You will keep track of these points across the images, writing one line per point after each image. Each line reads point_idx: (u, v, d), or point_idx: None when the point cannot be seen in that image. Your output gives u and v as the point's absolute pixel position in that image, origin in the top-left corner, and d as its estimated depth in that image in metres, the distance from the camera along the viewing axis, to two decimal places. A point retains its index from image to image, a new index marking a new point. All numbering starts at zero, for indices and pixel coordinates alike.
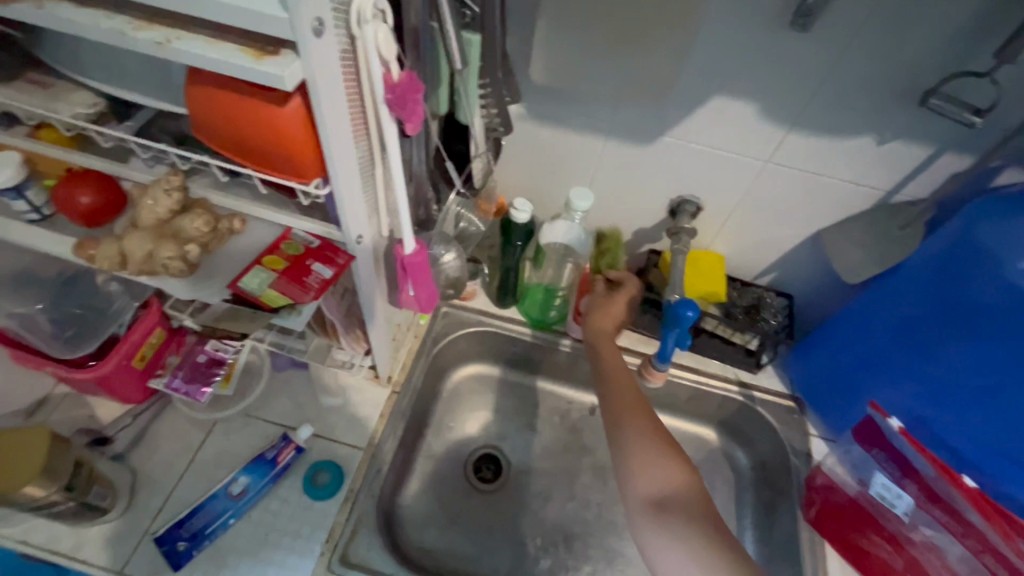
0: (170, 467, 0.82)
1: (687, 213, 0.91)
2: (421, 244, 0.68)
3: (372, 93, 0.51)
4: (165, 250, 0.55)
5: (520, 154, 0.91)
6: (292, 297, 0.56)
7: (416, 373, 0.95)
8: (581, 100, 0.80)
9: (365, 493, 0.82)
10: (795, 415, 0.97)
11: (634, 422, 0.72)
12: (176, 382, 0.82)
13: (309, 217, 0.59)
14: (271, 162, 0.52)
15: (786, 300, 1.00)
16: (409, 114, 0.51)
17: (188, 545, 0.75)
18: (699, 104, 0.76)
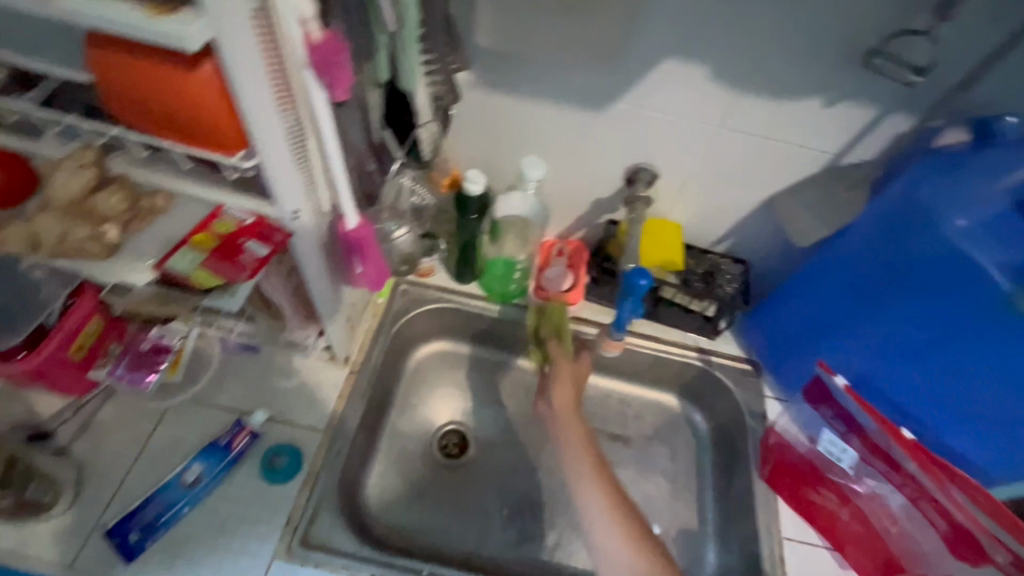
0: (118, 458, 0.79)
1: (643, 180, 0.89)
2: (364, 220, 0.66)
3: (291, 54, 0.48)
4: (79, 233, 0.52)
5: (471, 125, 0.88)
6: (224, 277, 0.55)
7: (374, 353, 0.93)
8: (531, 66, 0.78)
9: (325, 475, 0.81)
10: (751, 378, 0.99)
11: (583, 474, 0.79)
12: (118, 372, 0.78)
13: (242, 191, 0.56)
14: (190, 133, 0.49)
15: (742, 267, 1.01)
16: (336, 79, 0.49)
17: (141, 536, 0.73)
18: (651, 67, 0.75)
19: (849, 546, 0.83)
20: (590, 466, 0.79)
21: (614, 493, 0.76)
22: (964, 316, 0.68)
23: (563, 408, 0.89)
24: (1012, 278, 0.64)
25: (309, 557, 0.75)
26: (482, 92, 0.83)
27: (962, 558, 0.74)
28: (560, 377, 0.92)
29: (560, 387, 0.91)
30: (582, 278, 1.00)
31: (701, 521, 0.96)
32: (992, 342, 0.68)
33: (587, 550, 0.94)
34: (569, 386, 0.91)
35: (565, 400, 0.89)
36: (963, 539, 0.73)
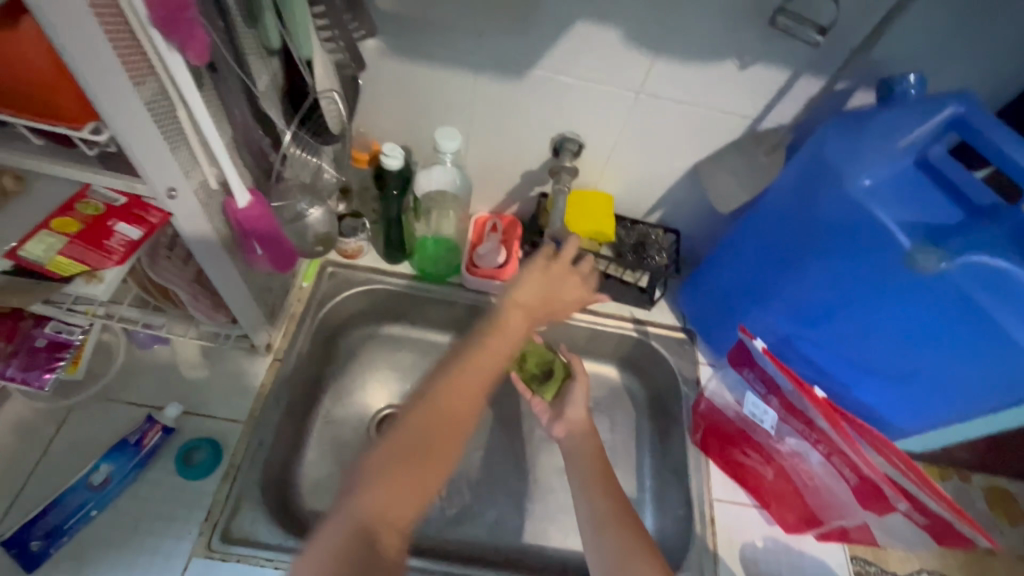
0: (16, 463, 0.74)
1: (569, 151, 0.88)
2: (256, 196, 0.63)
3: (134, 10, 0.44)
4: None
5: (388, 97, 0.84)
6: (89, 263, 0.51)
7: (301, 338, 0.90)
8: (441, 32, 0.74)
9: (247, 467, 0.78)
10: (686, 346, 1.02)
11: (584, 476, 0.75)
12: (8, 372, 0.70)
13: (109, 167, 0.51)
14: (30, 103, 0.44)
15: (673, 237, 1.01)
16: (187, 34, 0.46)
17: (44, 543, 0.69)
18: (564, 30, 0.72)
19: (774, 502, 0.86)
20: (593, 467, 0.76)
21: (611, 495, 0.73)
22: (871, 274, 0.69)
23: (579, 424, 0.82)
24: (913, 234, 0.65)
25: (230, 552, 0.72)
26: (395, 61, 0.78)
27: (870, 510, 0.75)
28: (575, 394, 0.84)
29: (576, 407, 0.83)
30: (516, 253, 1.00)
31: (639, 489, 0.98)
32: (896, 297, 0.68)
33: (529, 524, 0.94)
34: (583, 401, 0.84)
35: (579, 417, 0.83)
36: (873, 493, 0.74)
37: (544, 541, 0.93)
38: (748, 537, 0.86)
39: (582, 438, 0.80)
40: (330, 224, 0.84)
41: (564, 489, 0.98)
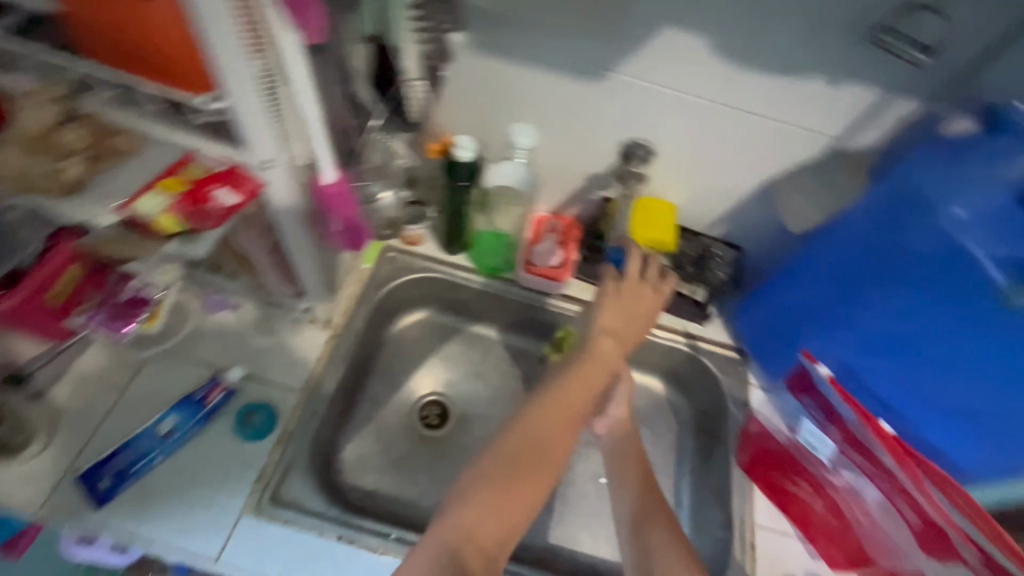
0: (93, 407, 0.79)
1: (638, 157, 0.86)
2: (341, 174, 0.64)
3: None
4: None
5: (465, 91, 0.85)
6: (191, 222, 0.54)
7: (358, 318, 0.93)
8: (526, 31, 0.74)
9: (299, 435, 0.81)
10: (736, 365, 0.99)
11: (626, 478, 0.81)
12: (98, 318, 0.78)
13: (214, 136, 0.55)
14: (159, 68, 0.48)
15: (736, 253, 0.99)
16: (308, 21, 0.50)
17: (112, 483, 0.74)
18: (650, 36, 0.72)
19: (822, 537, 0.83)
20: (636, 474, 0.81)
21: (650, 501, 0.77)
22: (956, 309, 0.66)
23: (618, 423, 0.86)
24: (1008, 271, 0.62)
25: (277, 514, 0.75)
26: (477, 56, 0.80)
27: (932, 558, 0.69)
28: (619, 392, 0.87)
29: (618, 406, 0.86)
30: (573, 255, 1.00)
31: (675, 506, 0.96)
32: (982, 336, 0.65)
33: (561, 526, 0.94)
34: (625, 401, 0.86)
35: (620, 415, 0.86)
36: (936, 538, 0.68)
37: (573, 545, 0.93)
38: (788, 569, 0.83)
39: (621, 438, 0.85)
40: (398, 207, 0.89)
41: (598, 496, 0.97)
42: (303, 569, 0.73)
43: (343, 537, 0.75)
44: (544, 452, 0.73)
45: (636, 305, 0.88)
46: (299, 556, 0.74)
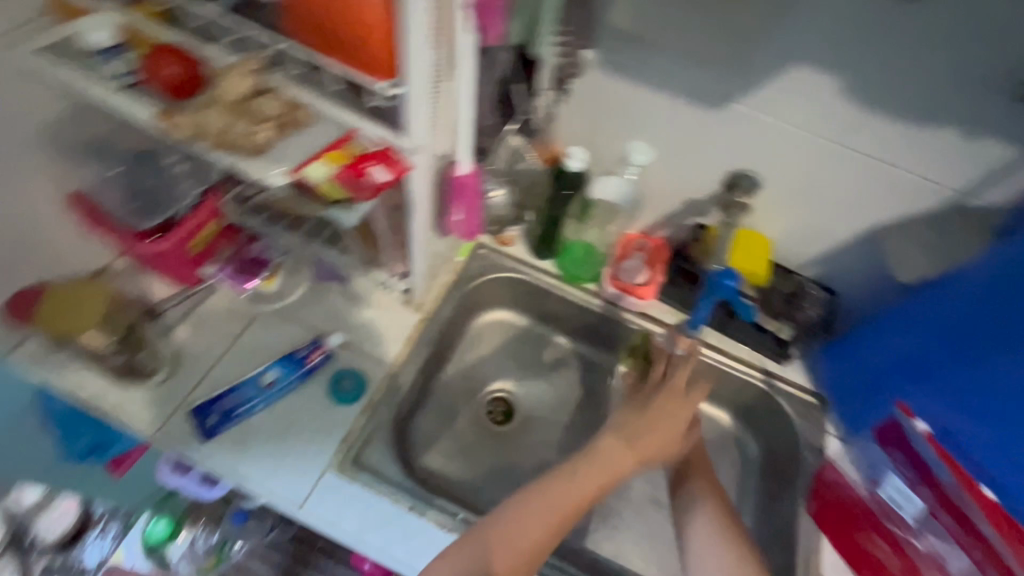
0: (209, 349, 0.87)
1: (743, 187, 0.87)
2: (474, 167, 0.71)
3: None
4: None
5: (584, 106, 0.89)
6: (351, 191, 0.60)
7: (448, 306, 0.98)
8: (656, 53, 0.78)
9: (384, 406, 0.86)
10: (815, 411, 0.97)
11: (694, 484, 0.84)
12: (225, 271, 0.88)
13: (377, 120, 0.60)
14: (352, 54, 0.54)
15: (829, 296, 0.96)
16: (490, 23, 0.55)
17: (219, 420, 0.81)
18: (779, 71, 0.74)
19: None
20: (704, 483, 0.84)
21: (719, 516, 0.80)
22: None
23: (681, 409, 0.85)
24: None
25: (358, 475, 0.80)
26: (603, 73, 0.84)
27: None
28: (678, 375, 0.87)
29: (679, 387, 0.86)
30: (659, 275, 1.01)
31: None
32: None
33: (613, 539, 0.95)
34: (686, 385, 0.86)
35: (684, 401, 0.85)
36: None
37: (622, 560, 0.94)
38: None
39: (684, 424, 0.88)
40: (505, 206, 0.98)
41: (652, 517, 0.98)
42: (376, 530, 0.78)
43: (414, 507, 0.79)
44: (530, 545, 0.70)
45: (658, 412, 0.83)
46: (374, 517, 0.78)
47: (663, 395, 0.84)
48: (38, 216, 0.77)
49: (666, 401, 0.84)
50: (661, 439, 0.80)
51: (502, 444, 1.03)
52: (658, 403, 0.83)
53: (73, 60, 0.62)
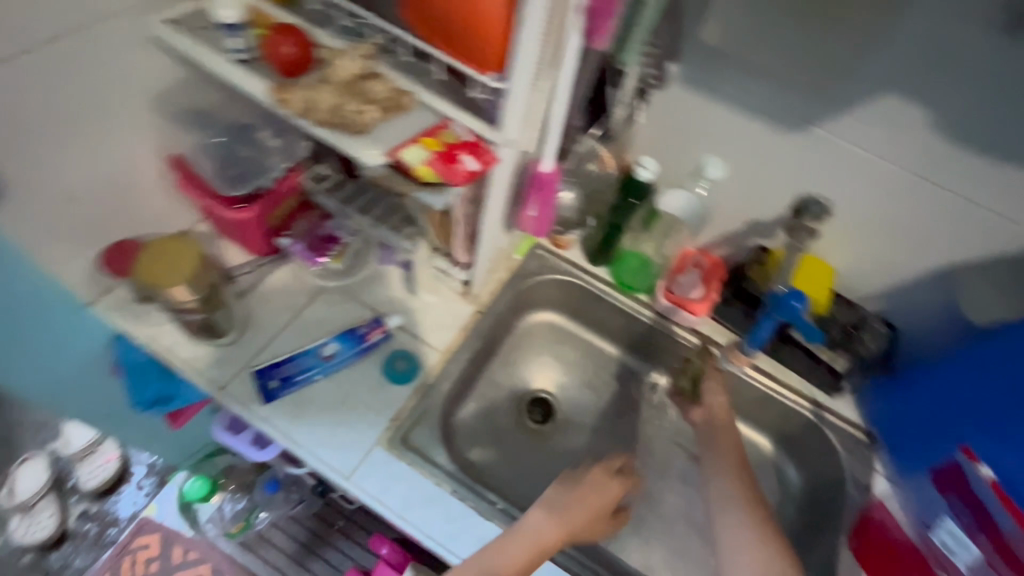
0: (276, 317, 0.91)
1: (812, 214, 0.85)
2: (555, 166, 0.72)
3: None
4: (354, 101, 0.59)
5: (660, 118, 0.91)
6: (442, 177, 0.61)
7: (501, 301, 1.00)
8: (740, 71, 0.79)
9: (435, 391, 0.89)
10: (863, 448, 0.95)
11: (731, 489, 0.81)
12: (297, 246, 0.91)
13: (472, 112, 0.63)
14: (464, 47, 0.56)
15: (888, 330, 0.95)
16: (601, 28, 0.56)
17: (279, 385, 0.84)
18: (866, 98, 0.73)
19: None
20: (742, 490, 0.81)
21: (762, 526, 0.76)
22: None
23: (719, 411, 0.92)
24: None
25: (405, 455, 0.83)
26: (684, 87, 0.85)
27: None
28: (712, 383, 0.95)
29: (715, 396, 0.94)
30: (713, 295, 1.00)
31: None
32: None
33: (643, 551, 0.96)
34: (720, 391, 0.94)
35: (719, 406, 0.93)
36: None
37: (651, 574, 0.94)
38: None
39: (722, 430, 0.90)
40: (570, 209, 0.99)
41: (685, 534, 0.98)
42: (418, 509, 0.80)
43: (456, 492, 0.81)
44: None
45: (590, 488, 0.81)
46: (418, 496, 0.81)
47: (593, 471, 0.83)
48: (139, 176, 0.83)
49: (596, 476, 0.83)
50: (587, 511, 0.79)
51: (541, 444, 1.04)
52: (588, 479, 0.82)
53: (202, 35, 0.68)
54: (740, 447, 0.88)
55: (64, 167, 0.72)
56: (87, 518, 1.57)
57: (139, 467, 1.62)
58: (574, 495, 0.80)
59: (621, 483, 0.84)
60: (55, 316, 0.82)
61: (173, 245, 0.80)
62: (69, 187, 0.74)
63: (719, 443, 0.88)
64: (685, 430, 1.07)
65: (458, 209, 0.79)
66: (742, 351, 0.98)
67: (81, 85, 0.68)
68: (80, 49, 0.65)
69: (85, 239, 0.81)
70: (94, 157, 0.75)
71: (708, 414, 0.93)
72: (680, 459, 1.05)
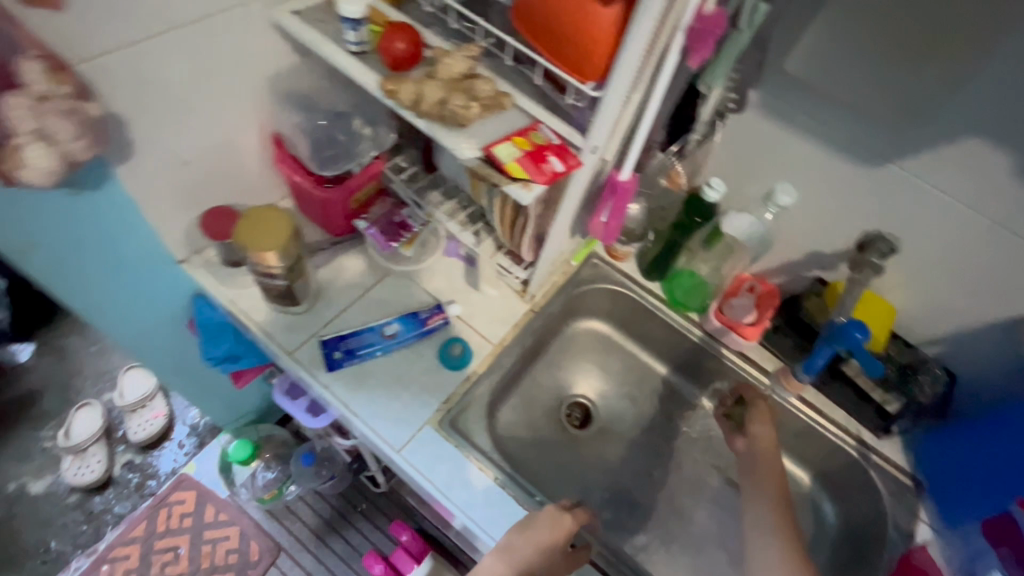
0: (345, 293, 0.97)
1: (877, 251, 0.85)
2: (633, 177, 0.75)
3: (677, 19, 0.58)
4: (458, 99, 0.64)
5: (733, 141, 0.93)
6: (528, 173, 0.64)
7: (555, 303, 1.03)
8: (819, 102, 0.81)
9: (485, 380, 0.93)
10: (908, 493, 0.93)
11: (774, 513, 0.80)
12: (372, 230, 0.95)
13: (562, 118, 0.68)
14: (568, 56, 0.60)
15: (948, 378, 0.93)
16: (701, 48, 0.59)
17: (343, 356, 0.90)
18: (948, 141, 0.73)
19: None
20: (781, 516, 0.79)
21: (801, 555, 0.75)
22: None
23: (764, 440, 0.90)
24: None
25: (452, 437, 0.86)
26: (760, 113, 0.87)
27: None
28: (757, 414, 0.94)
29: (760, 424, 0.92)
30: (766, 320, 1.00)
31: None
32: None
33: (669, 566, 0.97)
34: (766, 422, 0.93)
35: (764, 434, 0.91)
36: None
37: None
38: None
39: (767, 454, 0.88)
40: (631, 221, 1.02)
41: (712, 554, 0.99)
42: (460, 489, 0.83)
43: (499, 479, 0.84)
44: None
45: (540, 526, 0.76)
46: (462, 477, 0.84)
47: (543, 512, 0.77)
48: (242, 149, 0.90)
49: (547, 516, 0.77)
50: (536, 551, 0.73)
51: (577, 448, 1.07)
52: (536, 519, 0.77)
53: (330, 30, 0.76)
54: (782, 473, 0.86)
55: (185, 135, 0.80)
56: (131, 468, 1.61)
57: (181, 427, 1.67)
58: (525, 536, 0.75)
59: (574, 517, 0.78)
60: (151, 273, 0.91)
61: (266, 215, 0.84)
62: (185, 154, 0.82)
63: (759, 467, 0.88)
64: (722, 452, 1.08)
65: (537, 217, 0.83)
66: (795, 377, 0.97)
67: (210, 63, 0.76)
68: (217, 30, 0.73)
69: (189, 201, 0.89)
70: (209, 128, 0.83)
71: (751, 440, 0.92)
72: (715, 481, 1.06)
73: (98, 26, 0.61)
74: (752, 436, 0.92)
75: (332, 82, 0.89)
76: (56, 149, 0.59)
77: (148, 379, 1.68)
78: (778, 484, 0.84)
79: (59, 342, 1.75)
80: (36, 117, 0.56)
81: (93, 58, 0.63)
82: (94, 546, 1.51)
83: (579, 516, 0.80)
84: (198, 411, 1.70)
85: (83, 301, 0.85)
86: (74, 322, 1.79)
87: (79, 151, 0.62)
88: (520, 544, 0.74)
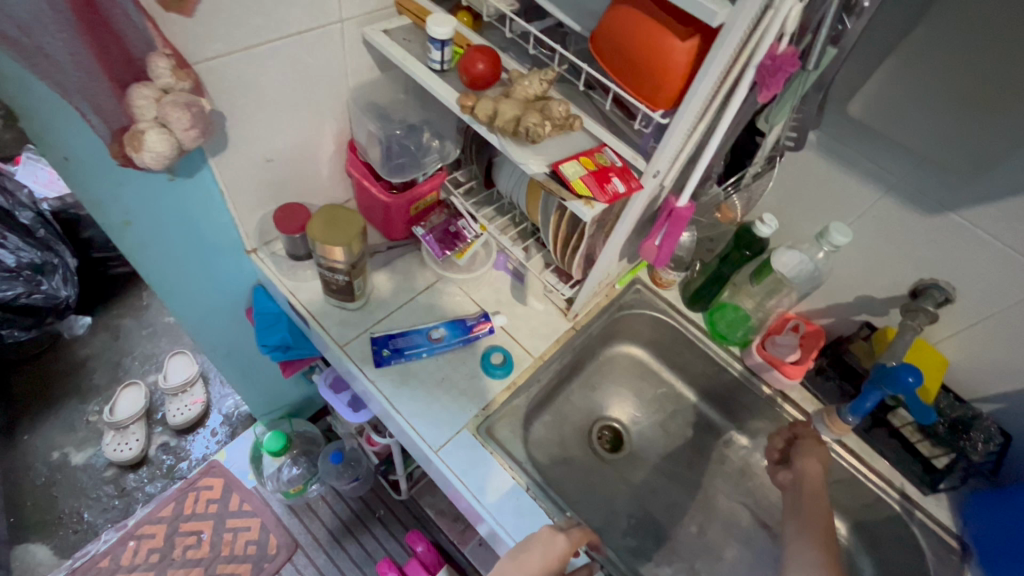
0: (397, 295, 1.02)
1: (932, 298, 0.86)
2: (689, 204, 0.77)
3: (749, 56, 0.61)
4: (532, 117, 0.69)
5: (789, 179, 0.96)
6: (592, 191, 0.66)
7: (596, 323, 1.05)
8: (878, 146, 0.82)
9: (523, 392, 0.94)
10: (953, 556, 0.88)
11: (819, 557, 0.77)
12: (428, 237, 1.00)
13: (626, 142, 0.71)
14: (641, 85, 0.64)
15: (1002, 437, 0.90)
16: (771, 84, 0.61)
17: (390, 354, 0.94)
18: (1013, 193, 0.73)
19: None
20: (827, 559, 0.76)
21: None
22: None
23: (808, 481, 0.88)
24: None
25: (488, 443, 0.88)
26: (818, 154, 0.89)
27: None
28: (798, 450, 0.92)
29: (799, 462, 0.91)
30: (808, 360, 1.00)
31: None
32: None
33: None
34: (808, 463, 0.90)
35: (804, 472, 0.90)
36: None
37: None
38: None
39: (810, 494, 0.86)
40: (686, 250, 1.03)
41: None
42: (493, 496, 0.84)
43: (530, 489, 0.85)
44: None
45: (534, 546, 0.74)
46: (494, 483, 0.85)
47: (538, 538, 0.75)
48: (318, 152, 0.97)
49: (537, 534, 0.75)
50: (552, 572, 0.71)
51: (606, 471, 1.07)
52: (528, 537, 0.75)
53: (417, 50, 0.82)
54: (830, 519, 0.83)
55: (273, 135, 0.87)
56: (166, 449, 1.67)
57: (216, 415, 1.73)
58: (516, 562, 0.72)
59: (568, 539, 0.75)
60: (221, 257, 0.98)
61: (339, 212, 0.91)
62: (270, 152, 0.89)
63: (807, 512, 0.85)
64: (755, 492, 1.06)
65: (592, 240, 0.86)
66: (840, 419, 0.93)
67: (304, 71, 0.83)
68: (314, 42, 0.80)
69: (266, 195, 0.95)
70: (294, 131, 0.90)
71: (797, 475, 0.90)
72: (746, 520, 1.04)
73: (217, 32, 0.69)
74: (791, 478, 0.91)
75: (407, 96, 0.95)
76: (171, 136, 0.66)
77: (191, 365, 1.77)
78: (823, 527, 0.81)
79: (115, 322, 1.85)
80: (159, 108, 0.64)
81: (209, 59, 0.70)
82: (124, 522, 1.54)
83: (574, 538, 0.76)
84: (233, 401, 1.76)
85: (162, 280, 0.93)
86: (132, 305, 1.90)
87: (190, 140, 0.68)
88: (511, 569, 0.71)
